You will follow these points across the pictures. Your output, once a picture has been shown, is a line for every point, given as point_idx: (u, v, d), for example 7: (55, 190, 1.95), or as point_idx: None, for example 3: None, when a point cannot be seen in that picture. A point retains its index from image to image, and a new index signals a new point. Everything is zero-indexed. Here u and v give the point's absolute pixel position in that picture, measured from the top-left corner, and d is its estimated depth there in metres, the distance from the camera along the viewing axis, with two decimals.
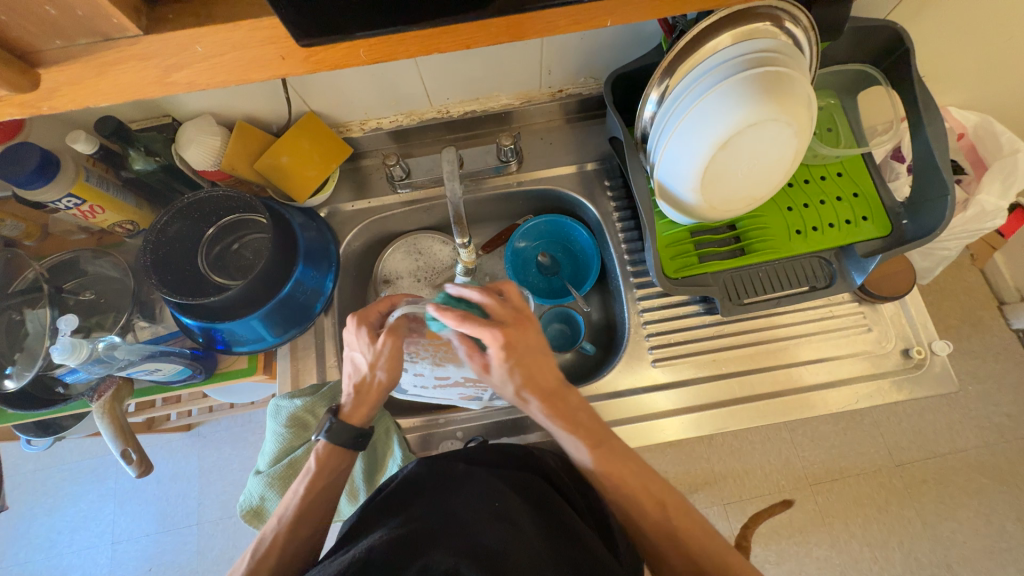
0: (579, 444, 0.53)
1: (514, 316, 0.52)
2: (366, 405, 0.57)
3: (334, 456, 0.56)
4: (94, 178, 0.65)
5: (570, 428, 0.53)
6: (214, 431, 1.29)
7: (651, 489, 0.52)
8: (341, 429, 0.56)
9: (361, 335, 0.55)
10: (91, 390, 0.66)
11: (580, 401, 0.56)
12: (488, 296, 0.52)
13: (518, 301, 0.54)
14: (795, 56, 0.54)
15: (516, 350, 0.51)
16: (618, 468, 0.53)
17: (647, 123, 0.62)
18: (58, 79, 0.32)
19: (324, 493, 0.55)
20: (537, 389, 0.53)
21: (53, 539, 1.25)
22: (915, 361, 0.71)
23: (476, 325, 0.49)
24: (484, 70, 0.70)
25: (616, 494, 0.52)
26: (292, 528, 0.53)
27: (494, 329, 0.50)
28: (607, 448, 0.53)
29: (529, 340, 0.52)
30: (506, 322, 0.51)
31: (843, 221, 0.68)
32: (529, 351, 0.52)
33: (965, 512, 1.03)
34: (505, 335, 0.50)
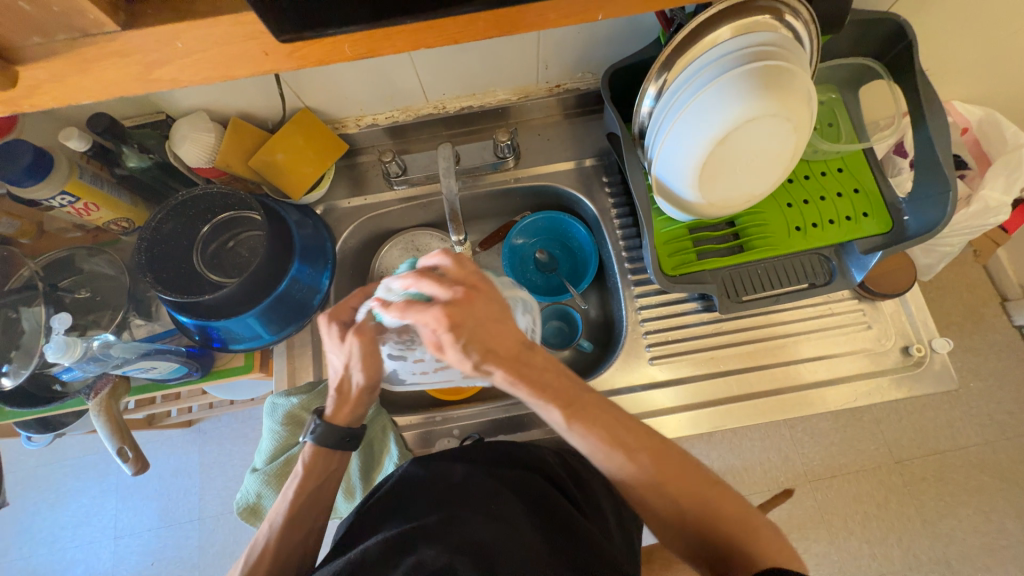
0: (549, 407, 0.47)
1: (457, 291, 0.44)
2: (348, 405, 0.55)
3: (320, 459, 0.55)
4: (88, 175, 0.65)
5: (539, 392, 0.46)
6: (214, 428, 1.30)
7: (626, 439, 0.47)
8: (327, 433, 0.55)
9: (333, 339, 0.52)
10: (89, 387, 0.67)
11: (548, 360, 0.48)
12: (424, 280, 0.45)
13: (460, 273, 0.46)
14: (796, 50, 0.53)
15: (465, 327, 0.43)
16: (587, 420, 0.47)
17: (645, 118, 0.61)
18: (37, 76, 0.32)
19: (314, 493, 0.56)
20: (498, 359, 0.45)
21: (56, 534, 1.26)
22: (915, 358, 0.70)
23: (416, 312, 0.43)
24: (480, 64, 0.69)
25: (593, 445, 0.47)
26: (284, 533, 0.53)
27: (433, 310, 0.42)
28: (580, 407, 0.47)
29: (476, 310, 0.44)
30: (449, 300, 0.43)
31: (844, 217, 0.67)
32: (481, 324, 0.44)
33: (966, 509, 1.03)
34: (447, 315, 0.42)
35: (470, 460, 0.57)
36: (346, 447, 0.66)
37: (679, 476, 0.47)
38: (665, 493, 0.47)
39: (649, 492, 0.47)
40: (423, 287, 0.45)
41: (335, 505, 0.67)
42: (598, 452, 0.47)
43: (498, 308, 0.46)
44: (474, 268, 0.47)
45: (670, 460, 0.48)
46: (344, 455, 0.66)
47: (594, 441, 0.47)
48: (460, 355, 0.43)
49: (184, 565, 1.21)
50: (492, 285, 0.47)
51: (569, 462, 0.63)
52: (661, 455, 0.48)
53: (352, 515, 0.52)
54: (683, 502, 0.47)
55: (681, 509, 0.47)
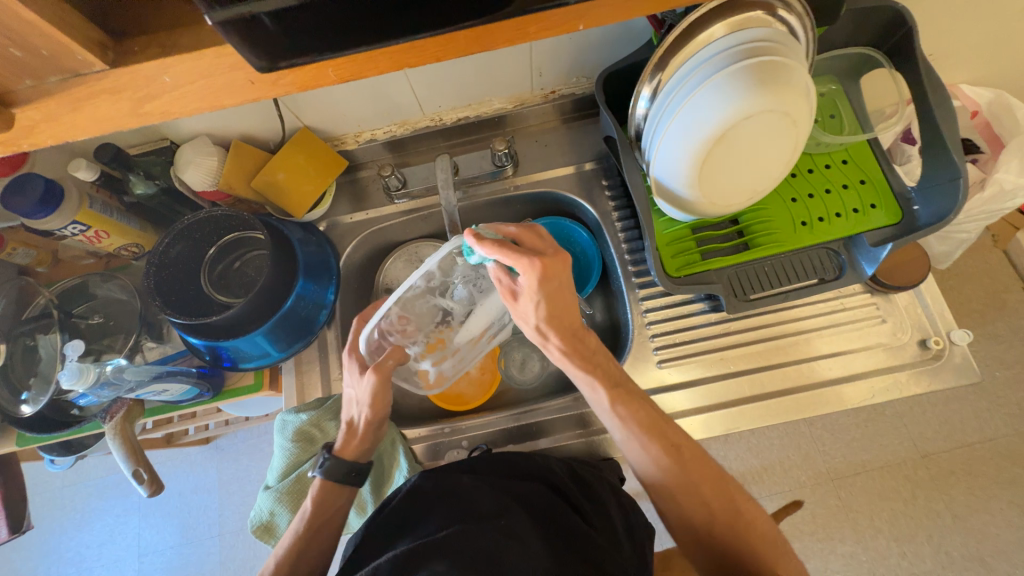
0: (596, 384, 0.55)
1: (549, 250, 0.51)
2: (355, 440, 0.60)
3: (328, 492, 0.58)
4: (97, 204, 0.66)
5: (589, 366, 0.56)
6: (231, 444, 1.31)
7: (668, 435, 0.52)
8: (333, 467, 0.58)
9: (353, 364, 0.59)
10: (104, 412, 0.68)
11: (598, 345, 0.57)
12: (526, 232, 0.51)
13: (540, 240, 0.52)
14: (791, 44, 0.53)
15: (551, 282, 0.50)
16: (633, 411, 0.53)
17: (641, 120, 0.61)
18: (34, 116, 0.33)
19: (324, 528, 0.57)
20: (561, 326, 0.54)
21: (82, 553, 1.28)
22: (932, 352, 0.68)
23: (518, 254, 0.48)
24: (474, 75, 0.69)
25: (630, 431, 0.53)
26: (291, 566, 0.55)
27: (533, 258, 0.48)
28: (625, 390, 0.55)
29: (561, 272, 0.51)
30: (545, 252, 0.50)
31: (851, 210, 0.65)
32: (562, 285, 0.52)
33: (998, 503, 0.99)
34: (544, 266, 0.48)
35: (477, 471, 0.57)
36: None
37: (713, 487, 0.51)
38: (697, 498, 0.50)
39: (679, 486, 0.51)
40: (522, 237, 0.51)
41: (346, 521, 0.68)
42: (635, 440, 0.53)
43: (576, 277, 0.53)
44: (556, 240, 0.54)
45: (708, 468, 0.52)
46: None
47: (633, 429, 0.53)
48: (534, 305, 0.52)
49: None
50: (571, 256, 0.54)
51: (579, 472, 0.62)
52: (697, 462, 0.52)
53: (359, 533, 0.52)
54: (714, 507, 0.50)
55: (713, 516, 0.50)
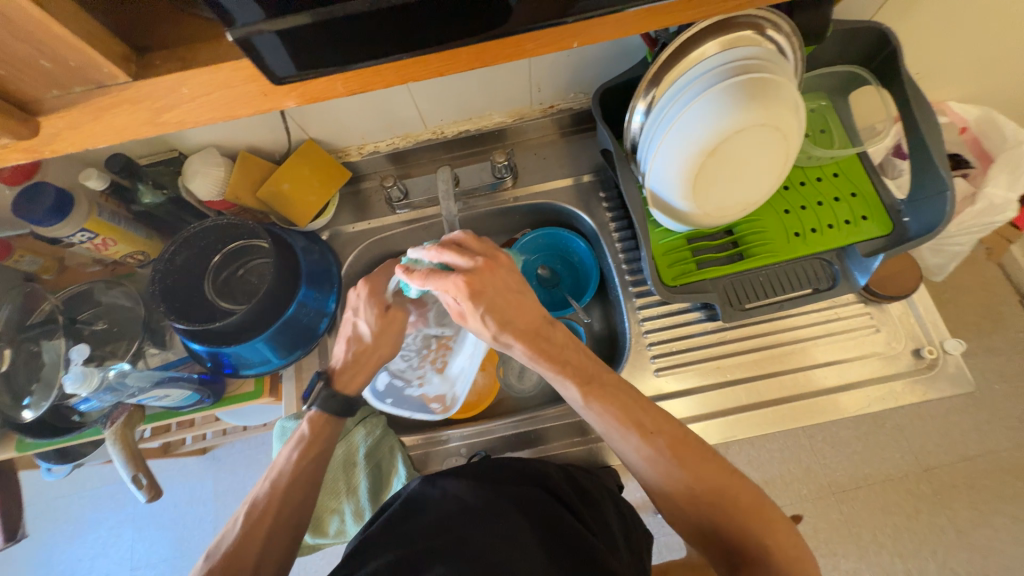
0: (569, 383, 0.54)
1: (478, 262, 0.53)
2: (359, 372, 0.63)
3: (324, 427, 0.60)
4: (106, 213, 0.68)
5: (558, 364, 0.54)
6: (229, 454, 1.31)
7: (643, 419, 0.52)
8: (328, 400, 0.61)
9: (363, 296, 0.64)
10: (105, 417, 0.69)
11: (566, 338, 0.56)
12: (446, 251, 0.53)
13: (479, 247, 0.55)
14: (779, 62, 0.55)
15: (483, 292, 0.52)
16: (607, 402, 0.53)
17: (636, 133, 0.63)
18: (57, 125, 0.35)
19: (318, 459, 0.59)
20: (517, 331, 0.53)
21: (74, 566, 1.26)
22: (927, 361, 0.69)
23: (437, 279, 0.52)
24: (475, 90, 0.72)
25: (607, 423, 0.52)
26: (284, 493, 0.55)
27: (455, 279, 0.52)
28: (596, 384, 0.54)
29: (495, 278, 0.53)
30: (469, 269, 0.52)
31: (843, 222, 0.67)
32: (498, 294, 0.53)
33: (1001, 518, 0.98)
34: (465, 283, 0.51)
35: (476, 477, 0.57)
36: (355, 469, 0.67)
37: (694, 465, 0.49)
38: (675, 477, 0.49)
39: (663, 474, 0.50)
40: (445, 258, 0.54)
41: (345, 529, 0.67)
42: (615, 434, 0.52)
43: (516, 279, 0.54)
44: (494, 245, 0.56)
45: (689, 446, 0.51)
46: (353, 477, 0.67)
47: (609, 420, 0.52)
48: (478, 320, 0.52)
49: None
50: (510, 260, 0.56)
51: (577, 479, 0.62)
52: (679, 445, 0.51)
53: (357, 538, 0.52)
54: (695, 485, 0.49)
55: (695, 494, 0.49)
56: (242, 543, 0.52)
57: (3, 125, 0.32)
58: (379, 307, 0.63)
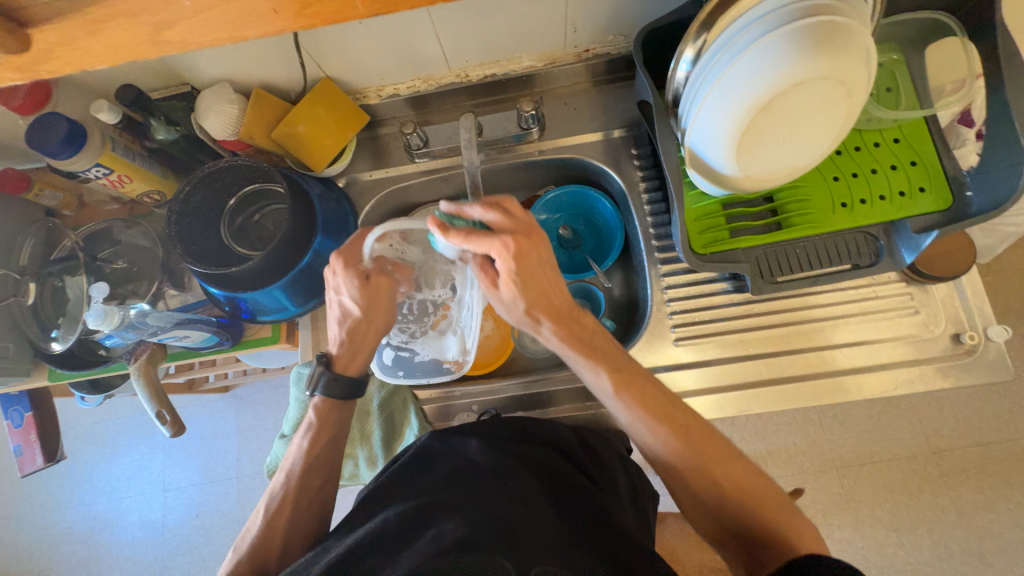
0: (600, 371, 0.53)
1: (522, 227, 0.49)
2: (361, 353, 0.60)
3: (331, 410, 0.60)
4: (120, 148, 0.66)
5: (587, 353, 0.52)
6: (250, 393, 1.36)
7: (674, 415, 0.51)
8: (336, 385, 0.59)
9: (353, 280, 0.55)
10: (130, 352, 0.70)
11: (595, 325, 0.54)
12: (492, 210, 0.48)
13: (524, 213, 0.50)
14: (851, 4, 0.48)
15: (527, 259, 0.48)
16: (637, 394, 0.52)
17: (680, 84, 0.56)
18: (49, 40, 0.32)
19: (327, 446, 0.60)
20: (548, 310, 0.51)
21: (112, 484, 1.37)
22: (966, 346, 0.65)
23: (483, 238, 0.46)
24: (504, 27, 0.65)
25: (638, 415, 0.52)
26: (302, 481, 0.58)
27: (503, 239, 0.46)
28: (627, 375, 0.53)
29: (539, 250, 0.48)
30: (516, 232, 0.48)
31: (897, 193, 0.61)
32: (541, 265, 0.49)
33: (1006, 504, 0.98)
34: (515, 244, 0.46)
35: (487, 434, 0.57)
36: (368, 417, 0.70)
37: (722, 463, 0.49)
38: (704, 474, 0.50)
39: (695, 469, 0.50)
40: (489, 217, 0.48)
41: (359, 472, 0.71)
42: (643, 424, 0.52)
43: (556, 258, 0.51)
44: (535, 214, 0.51)
45: (718, 446, 0.50)
46: (367, 425, 0.70)
47: (641, 412, 0.52)
48: (514, 290, 0.49)
49: (225, 517, 1.30)
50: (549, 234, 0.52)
51: (588, 442, 0.62)
52: (708, 440, 0.51)
53: (370, 485, 0.54)
54: (722, 481, 0.49)
55: (721, 492, 0.49)
56: (268, 528, 0.56)
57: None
58: (362, 279, 0.56)
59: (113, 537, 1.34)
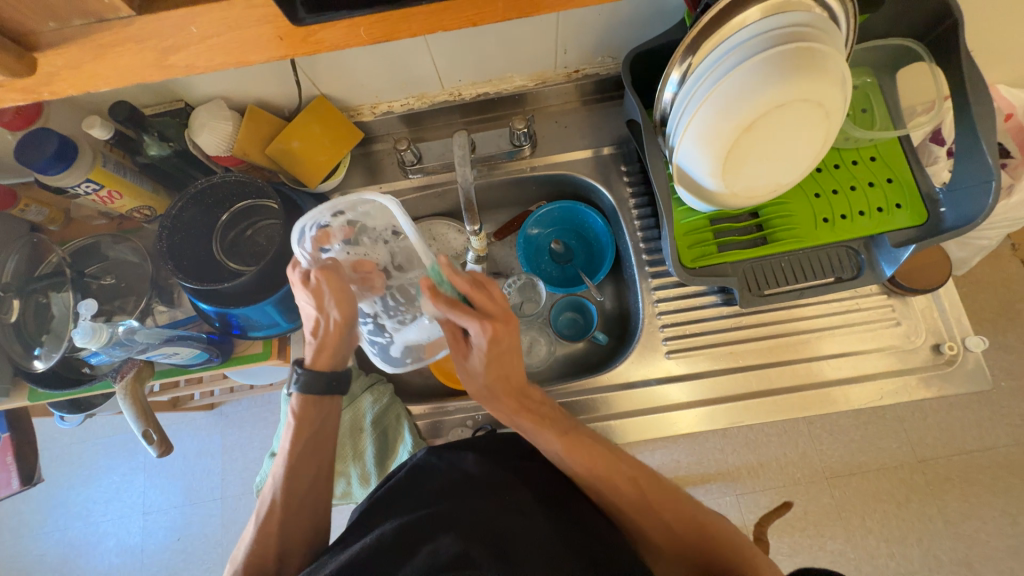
0: (548, 437, 0.54)
1: (501, 314, 0.49)
2: (327, 348, 0.58)
3: (309, 407, 0.59)
4: (110, 163, 0.66)
5: (538, 422, 0.55)
6: (236, 411, 1.33)
7: (620, 467, 0.54)
8: (312, 380, 0.58)
9: (298, 283, 0.54)
10: (114, 371, 0.69)
11: (543, 396, 0.57)
12: (477, 290, 0.48)
13: (497, 301, 0.49)
14: (828, 31, 0.51)
15: (501, 346, 0.50)
16: (587, 455, 0.54)
17: (668, 105, 0.59)
18: (57, 63, 0.33)
19: (309, 444, 0.59)
20: (505, 386, 0.54)
21: (89, 507, 1.32)
22: (946, 356, 0.67)
23: (461, 315, 0.48)
24: (496, 49, 0.67)
25: (592, 477, 0.54)
26: (291, 481, 0.57)
27: (483, 321, 0.48)
28: (577, 439, 0.54)
29: (511, 337, 0.50)
30: (496, 318, 0.49)
31: (875, 209, 0.64)
32: (509, 351, 0.52)
33: (990, 511, 1.00)
34: (494, 330, 0.48)
35: (481, 451, 0.57)
36: (362, 434, 0.69)
37: (668, 508, 0.54)
38: (655, 518, 0.54)
39: (643, 518, 0.54)
40: (473, 296, 0.48)
41: (351, 491, 0.70)
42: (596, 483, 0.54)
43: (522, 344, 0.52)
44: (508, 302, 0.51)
45: (660, 490, 0.55)
46: (360, 442, 0.69)
47: (593, 474, 0.54)
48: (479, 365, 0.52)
49: (208, 541, 1.25)
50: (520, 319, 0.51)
51: None
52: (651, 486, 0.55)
53: (365, 501, 0.53)
54: (676, 528, 0.53)
55: (675, 532, 0.53)
56: (262, 537, 0.55)
57: (0, 62, 0.31)
58: (305, 280, 0.54)
59: (89, 563, 1.28)
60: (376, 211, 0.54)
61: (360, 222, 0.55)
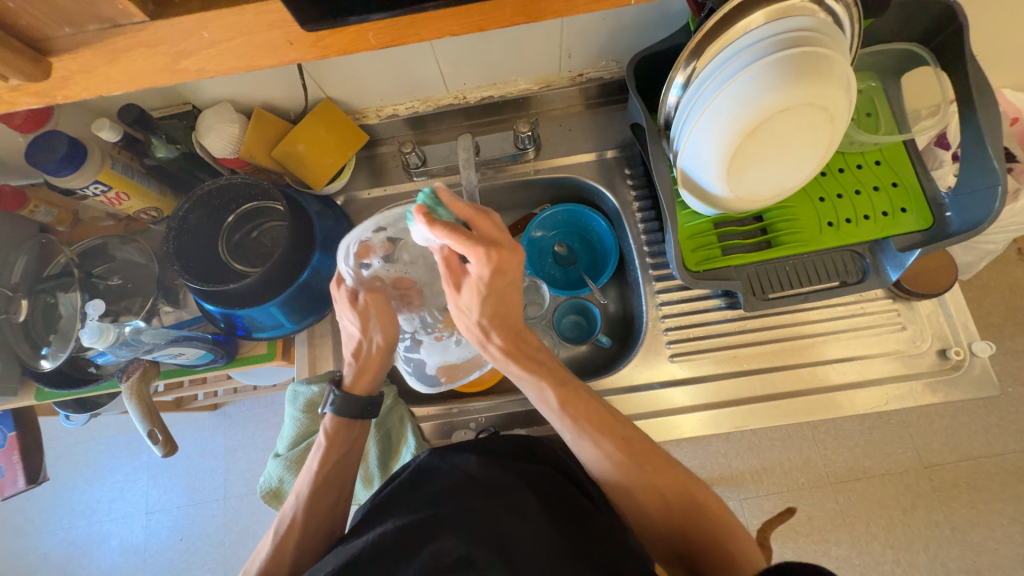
0: (541, 383, 0.57)
1: (503, 241, 0.49)
2: (368, 370, 0.61)
3: (341, 430, 0.59)
4: (119, 165, 0.67)
5: (530, 367, 0.57)
6: (239, 411, 1.34)
7: (616, 428, 0.55)
8: (347, 403, 0.59)
9: (345, 302, 0.58)
10: (121, 370, 0.69)
11: (541, 345, 0.61)
12: (479, 217, 0.48)
13: (497, 231, 0.49)
14: (833, 35, 0.51)
15: (502, 275, 0.50)
16: (579, 408, 0.56)
17: (672, 109, 0.59)
18: (70, 67, 0.34)
19: (336, 466, 0.59)
20: (502, 329, 0.57)
21: (93, 507, 1.32)
22: (952, 361, 0.67)
23: (462, 242, 0.47)
24: (501, 53, 0.68)
25: (580, 429, 0.55)
26: (313, 500, 0.57)
27: (486, 250, 0.48)
28: (568, 389, 0.57)
29: (513, 268, 0.50)
30: (497, 245, 0.48)
31: (880, 213, 0.64)
32: (509, 285, 0.52)
33: (998, 518, 0.98)
34: (498, 258, 0.48)
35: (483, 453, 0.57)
36: (365, 436, 0.69)
37: (660, 475, 0.54)
38: (650, 486, 0.53)
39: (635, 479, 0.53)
40: (476, 223, 0.48)
41: (354, 492, 0.70)
42: (585, 437, 0.55)
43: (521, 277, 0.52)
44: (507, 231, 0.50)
45: (653, 456, 0.54)
46: (363, 444, 0.68)
47: (582, 427, 0.55)
48: (476, 298, 0.52)
49: (210, 541, 1.25)
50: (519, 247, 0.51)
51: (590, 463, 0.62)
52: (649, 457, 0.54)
53: (368, 504, 0.53)
54: (667, 491, 0.53)
55: (670, 503, 0.53)
56: (277, 552, 0.55)
57: (16, 66, 0.32)
58: (352, 301, 0.58)
59: (92, 563, 1.29)
60: (416, 231, 0.57)
61: (398, 240, 0.57)
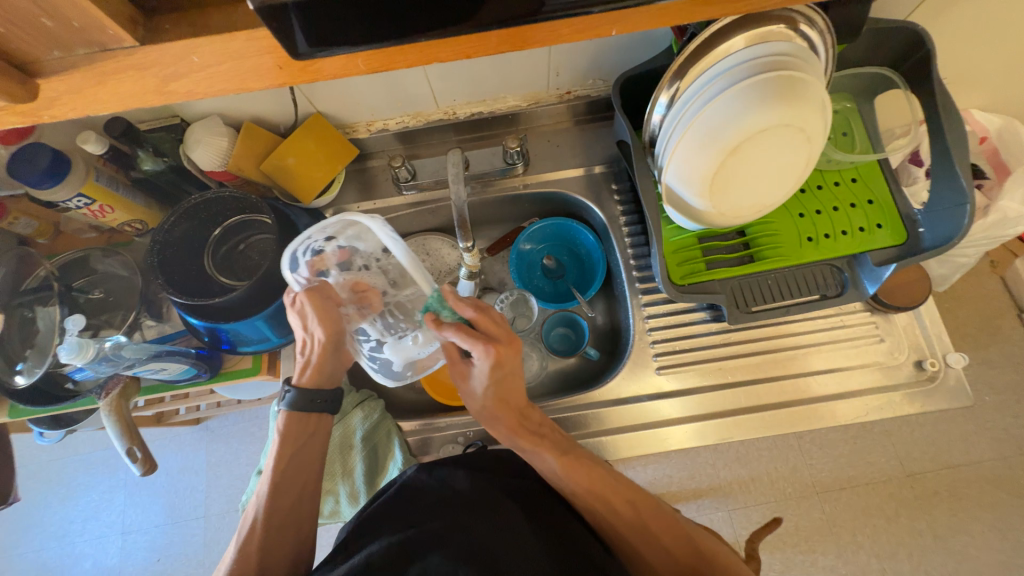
0: (546, 455, 0.55)
1: (504, 337, 0.52)
2: (313, 364, 0.59)
3: (295, 424, 0.59)
4: (104, 177, 0.66)
5: (534, 442, 0.56)
6: (222, 426, 1.31)
7: (621, 490, 0.55)
8: (298, 397, 0.59)
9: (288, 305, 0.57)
10: (100, 387, 0.68)
11: (542, 417, 0.58)
12: (484, 317, 0.51)
13: (498, 329, 0.52)
14: (809, 60, 0.53)
15: (503, 367, 0.52)
16: (586, 475, 0.54)
17: (657, 126, 0.60)
18: (58, 88, 0.34)
19: (293, 462, 0.59)
20: (506, 406, 0.56)
21: (66, 527, 1.27)
22: (928, 373, 0.69)
23: (466, 342, 0.51)
24: (490, 71, 0.69)
25: (586, 495, 0.54)
26: (273, 500, 0.57)
27: (487, 347, 0.51)
28: (574, 459, 0.55)
29: (513, 359, 0.52)
30: (498, 342, 0.51)
31: (857, 229, 0.66)
32: (510, 372, 0.54)
33: (978, 525, 1.01)
34: (496, 353, 0.51)
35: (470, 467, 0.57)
36: (351, 451, 0.68)
37: (665, 531, 0.54)
38: (655, 541, 0.53)
39: (640, 539, 0.54)
40: (480, 322, 0.52)
41: (339, 510, 0.68)
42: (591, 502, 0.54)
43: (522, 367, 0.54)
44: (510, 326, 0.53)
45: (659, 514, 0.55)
46: (349, 459, 0.68)
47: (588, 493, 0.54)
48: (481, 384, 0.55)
49: (190, 561, 1.22)
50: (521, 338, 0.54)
51: None
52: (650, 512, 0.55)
53: (351, 520, 0.52)
54: (672, 546, 0.53)
55: (675, 558, 0.53)
56: (241, 558, 0.54)
57: (3, 87, 0.32)
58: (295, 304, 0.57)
59: None
60: (366, 235, 0.55)
61: (351, 247, 0.56)
